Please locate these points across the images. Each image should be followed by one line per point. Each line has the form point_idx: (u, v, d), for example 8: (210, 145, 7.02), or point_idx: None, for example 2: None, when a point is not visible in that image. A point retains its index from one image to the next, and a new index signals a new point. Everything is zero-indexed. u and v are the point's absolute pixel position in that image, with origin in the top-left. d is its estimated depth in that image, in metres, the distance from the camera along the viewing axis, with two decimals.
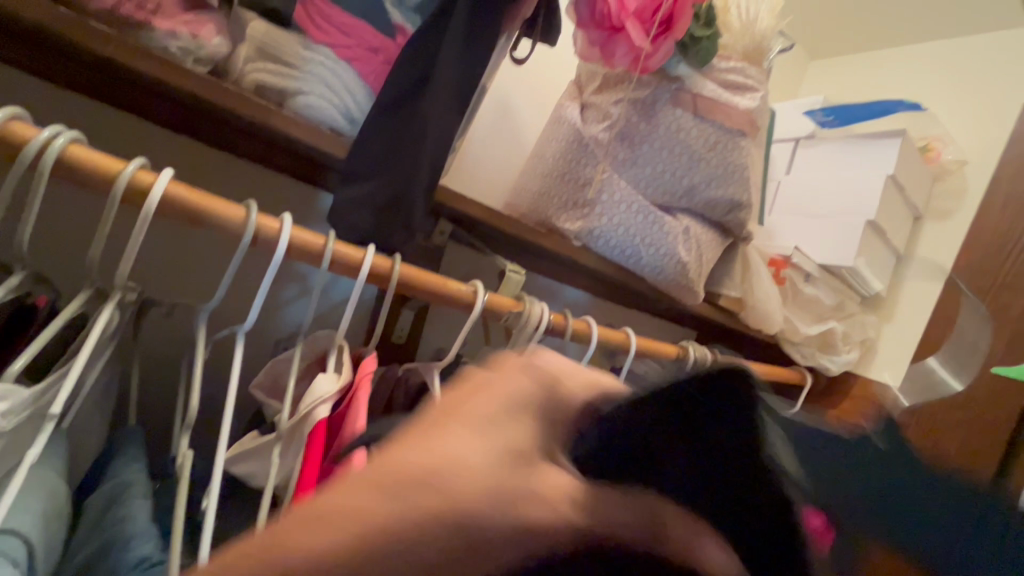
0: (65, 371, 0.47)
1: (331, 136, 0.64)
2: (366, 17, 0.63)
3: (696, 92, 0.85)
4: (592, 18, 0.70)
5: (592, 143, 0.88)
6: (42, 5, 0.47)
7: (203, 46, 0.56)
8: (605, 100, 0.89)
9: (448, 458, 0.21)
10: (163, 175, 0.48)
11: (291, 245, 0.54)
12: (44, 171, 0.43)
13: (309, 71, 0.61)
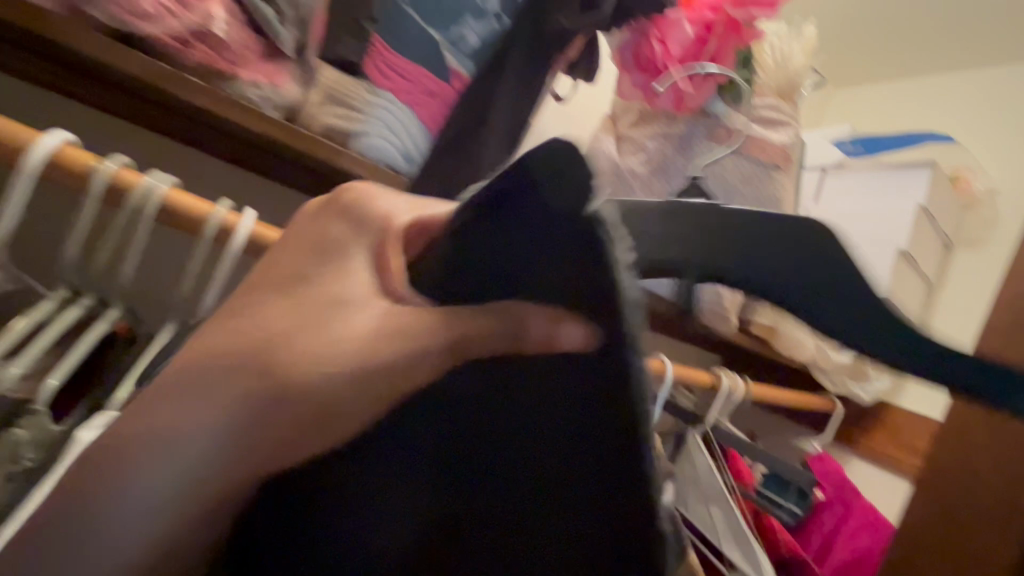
0: None
1: (389, 173, 0.66)
2: (426, 64, 0.68)
3: (731, 127, 0.87)
4: (636, 62, 0.74)
5: (628, 176, 0.90)
6: (142, 61, 0.51)
7: (279, 94, 0.60)
8: (641, 134, 0.92)
9: (178, 429, 0.21)
10: (248, 218, 0.51)
11: None
12: (151, 214, 0.47)
13: (374, 115, 0.65)
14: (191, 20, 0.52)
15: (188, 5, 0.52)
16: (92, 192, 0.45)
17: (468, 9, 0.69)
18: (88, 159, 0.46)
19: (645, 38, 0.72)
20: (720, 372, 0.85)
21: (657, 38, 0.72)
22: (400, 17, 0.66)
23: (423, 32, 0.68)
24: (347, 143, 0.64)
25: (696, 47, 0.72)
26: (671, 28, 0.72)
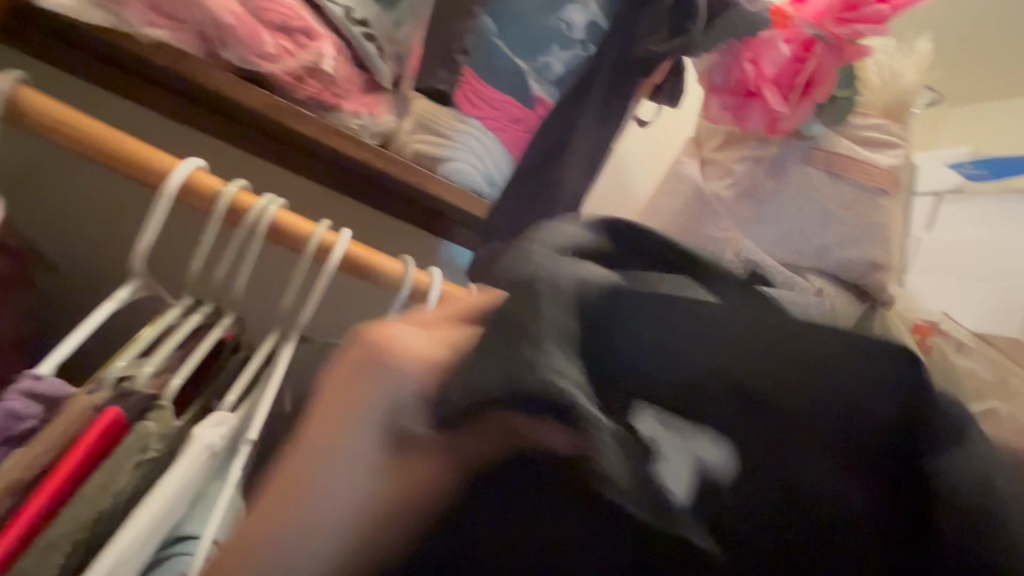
0: (251, 402, 0.54)
1: (472, 196, 0.69)
2: (512, 91, 0.70)
3: (830, 150, 0.82)
4: (726, 84, 0.72)
5: (713, 201, 0.86)
6: (263, 94, 0.58)
7: (377, 122, 0.65)
8: (728, 157, 0.88)
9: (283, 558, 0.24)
10: (344, 236, 0.55)
11: (439, 297, 0.60)
12: (261, 234, 0.52)
13: (460, 141, 0.68)
14: (306, 58, 0.58)
15: (304, 45, 0.58)
16: (216, 213, 0.51)
17: (557, 38, 0.69)
18: (213, 183, 0.51)
19: (736, 60, 0.71)
20: None
21: (749, 59, 0.70)
22: (491, 49, 0.68)
23: (511, 63, 0.69)
24: (436, 168, 0.68)
25: (792, 68, 0.69)
26: (766, 48, 0.69)
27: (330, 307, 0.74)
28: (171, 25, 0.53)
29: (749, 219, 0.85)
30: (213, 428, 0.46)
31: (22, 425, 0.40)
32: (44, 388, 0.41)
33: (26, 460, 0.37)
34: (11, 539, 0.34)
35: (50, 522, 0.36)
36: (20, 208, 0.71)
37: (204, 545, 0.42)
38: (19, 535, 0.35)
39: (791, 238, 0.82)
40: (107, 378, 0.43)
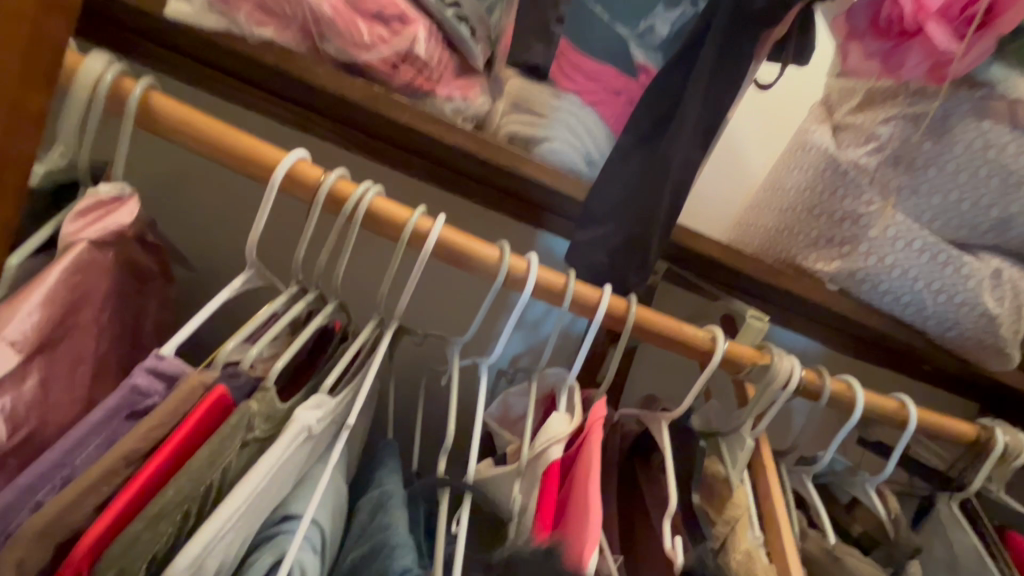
0: (354, 386, 0.55)
1: (569, 178, 0.65)
2: (613, 61, 0.65)
3: (1016, 98, 0.65)
4: (872, 26, 0.61)
5: (851, 170, 0.71)
6: (358, 84, 0.58)
7: (470, 106, 0.63)
8: (870, 118, 0.71)
9: None
10: (439, 223, 0.54)
11: (537, 284, 0.57)
12: (358, 220, 0.52)
13: (555, 119, 0.64)
14: (400, 44, 0.57)
15: (398, 32, 0.57)
16: (317, 201, 0.52)
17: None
18: (314, 172, 0.52)
19: None
20: (991, 424, 0.72)
21: None
22: (589, 17, 0.64)
23: (609, 30, 0.64)
24: (531, 150, 0.65)
25: None
26: None
27: (428, 299, 0.74)
28: (277, 23, 0.55)
29: (901, 190, 0.71)
30: (312, 410, 0.46)
31: (146, 402, 0.43)
32: (166, 366, 0.44)
33: (141, 432, 0.39)
34: (118, 508, 0.36)
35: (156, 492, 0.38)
36: (163, 212, 0.79)
37: (305, 524, 0.44)
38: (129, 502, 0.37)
39: (957, 210, 0.70)
40: (219, 358, 0.46)
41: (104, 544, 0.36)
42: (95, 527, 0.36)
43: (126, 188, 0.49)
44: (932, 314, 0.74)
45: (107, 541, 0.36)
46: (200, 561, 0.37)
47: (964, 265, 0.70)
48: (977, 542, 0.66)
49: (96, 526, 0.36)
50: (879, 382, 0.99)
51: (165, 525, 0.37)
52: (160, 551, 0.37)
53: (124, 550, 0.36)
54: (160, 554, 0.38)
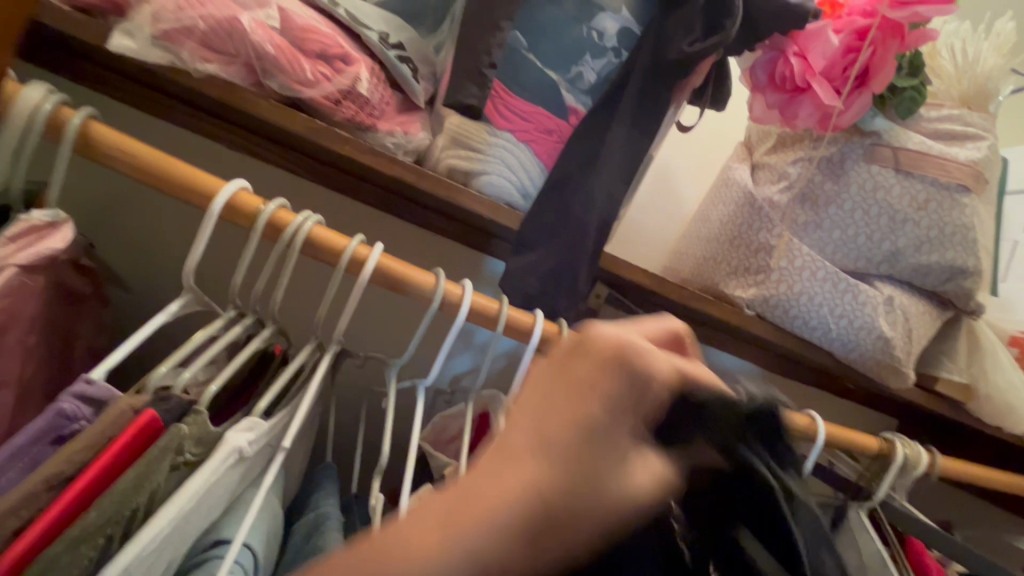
0: (292, 408, 0.56)
1: (504, 209, 0.69)
2: (545, 104, 0.70)
3: (897, 146, 0.74)
4: (771, 82, 0.68)
5: (766, 206, 0.80)
6: (300, 117, 0.61)
7: (411, 141, 0.67)
8: (781, 159, 0.82)
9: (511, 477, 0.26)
10: (375, 250, 0.57)
11: (471, 309, 0.60)
12: (297, 247, 0.54)
13: (493, 155, 0.68)
14: (343, 82, 0.61)
15: (341, 71, 0.61)
16: (256, 229, 0.54)
17: (589, 47, 0.69)
18: (254, 202, 0.54)
19: (780, 55, 0.66)
20: (889, 437, 0.82)
21: (795, 53, 0.65)
22: (522, 62, 0.69)
23: (542, 75, 0.69)
24: (469, 182, 0.69)
25: (845, 58, 0.64)
26: (813, 40, 0.64)
27: (370, 322, 0.76)
28: (221, 59, 0.57)
29: (806, 224, 0.79)
30: (243, 432, 0.47)
31: (72, 426, 0.43)
32: (94, 391, 0.44)
33: (61, 457, 0.39)
34: (45, 524, 0.36)
35: (80, 513, 0.38)
36: (100, 232, 0.78)
37: (236, 547, 0.44)
38: (48, 530, 0.36)
39: (855, 243, 0.77)
40: (150, 383, 0.46)
41: (18, 571, 0.35)
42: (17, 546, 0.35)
43: (60, 215, 0.50)
44: (837, 337, 0.80)
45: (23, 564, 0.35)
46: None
47: (862, 293, 0.78)
48: (879, 547, 0.71)
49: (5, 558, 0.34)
50: (798, 397, 1.08)
51: (87, 549, 0.37)
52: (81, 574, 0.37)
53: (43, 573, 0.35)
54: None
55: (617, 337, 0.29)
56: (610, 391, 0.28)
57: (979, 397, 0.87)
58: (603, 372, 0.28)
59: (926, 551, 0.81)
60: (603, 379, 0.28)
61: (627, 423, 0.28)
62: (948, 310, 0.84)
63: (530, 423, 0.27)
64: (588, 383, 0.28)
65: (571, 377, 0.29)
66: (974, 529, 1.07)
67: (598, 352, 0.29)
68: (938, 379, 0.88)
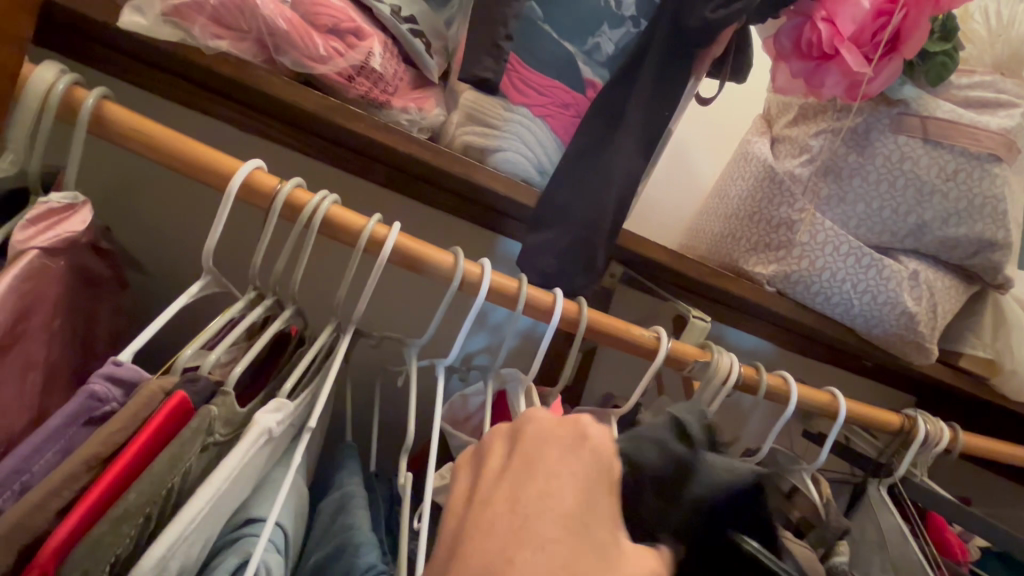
0: (314, 387, 0.56)
1: (521, 187, 0.68)
2: (561, 77, 0.68)
3: (926, 115, 0.72)
4: (796, 49, 0.65)
5: (788, 180, 0.78)
6: (313, 94, 0.59)
7: (426, 117, 0.66)
8: (804, 132, 0.79)
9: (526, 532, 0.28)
10: (394, 230, 0.56)
11: (490, 288, 0.60)
12: (315, 227, 0.54)
13: (509, 130, 0.67)
14: (356, 57, 0.60)
15: (353, 45, 0.60)
16: (274, 210, 0.53)
17: (606, 17, 0.67)
18: (271, 181, 0.54)
19: (807, 20, 0.64)
20: (912, 413, 0.81)
21: (824, 18, 0.62)
22: (537, 34, 0.67)
23: (558, 47, 0.67)
24: (485, 159, 0.68)
25: (876, 22, 0.61)
26: (843, 4, 0.61)
27: (386, 303, 0.76)
28: (232, 35, 0.56)
29: (829, 198, 0.77)
30: (271, 413, 0.47)
31: (103, 408, 0.43)
32: (124, 373, 0.44)
33: (98, 439, 0.38)
34: (85, 508, 0.36)
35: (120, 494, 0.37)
36: (116, 216, 0.78)
37: (268, 526, 0.44)
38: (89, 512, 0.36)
39: (880, 216, 0.76)
40: (177, 365, 0.46)
41: (65, 549, 0.35)
42: (59, 532, 0.34)
43: (79, 197, 0.50)
44: (860, 313, 0.79)
45: (67, 545, 0.35)
46: (164, 563, 0.37)
47: (886, 267, 0.76)
48: (901, 522, 0.71)
49: (51, 541, 0.34)
50: (815, 375, 1.07)
51: (128, 527, 0.36)
52: (122, 556, 0.37)
53: (88, 554, 0.35)
54: (122, 558, 0.37)
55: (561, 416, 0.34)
56: (581, 457, 0.32)
57: (1003, 373, 0.86)
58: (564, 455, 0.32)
59: (947, 527, 0.82)
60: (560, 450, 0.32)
61: (603, 490, 0.31)
62: (974, 284, 0.82)
63: (523, 474, 0.31)
64: (564, 448, 0.32)
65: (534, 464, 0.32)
66: (992, 505, 1.07)
67: (557, 435, 0.33)
68: (960, 354, 0.87)
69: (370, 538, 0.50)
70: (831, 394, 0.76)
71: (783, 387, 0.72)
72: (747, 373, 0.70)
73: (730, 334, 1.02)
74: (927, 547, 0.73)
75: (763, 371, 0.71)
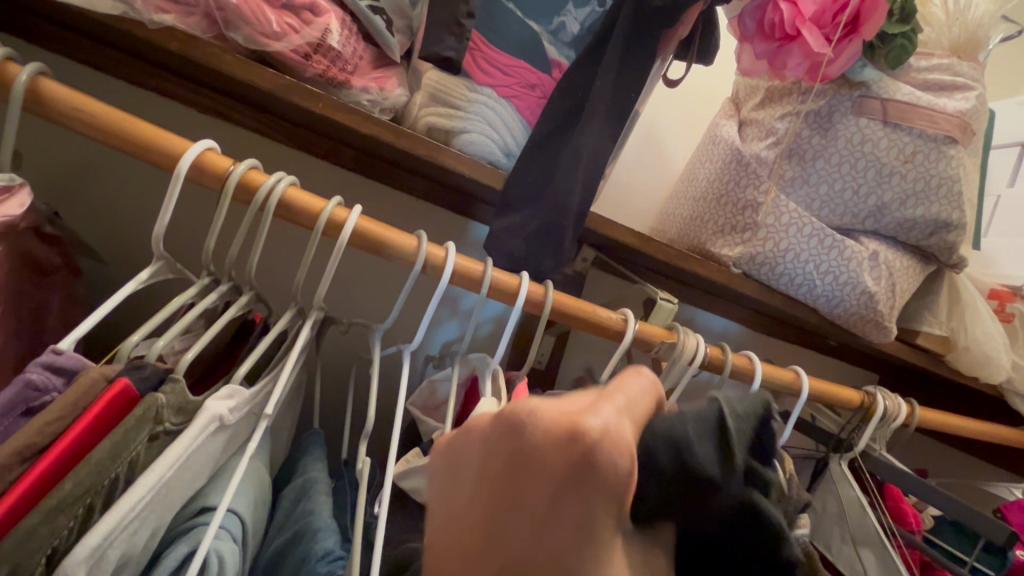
0: (275, 373, 0.55)
1: (487, 169, 0.67)
2: (527, 58, 0.67)
3: (886, 97, 0.73)
4: (759, 30, 0.66)
5: (753, 163, 0.79)
6: (268, 73, 0.57)
7: (387, 97, 0.64)
8: (769, 114, 0.80)
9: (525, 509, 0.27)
10: (353, 212, 0.55)
11: (454, 272, 0.59)
12: (270, 210, 0.52)
13: (473, 112, 0.66)
14: (312, 34, 0.58)
15: (309, 22, 0.58)
16: (226, 191, 0.51)
17: None
18: (222, 163, 0.52)
19: (770, 1, 0.64)
20: (871, 390, 0.83)
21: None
22: (501, 13, 0.66)
23: (523, 27, 0.67)
24: (450, 141, 0.67)
25: (836, 3, 0.62)
26: None
27: (353, 289, 0.75)
28: (180, 9, 0.54)
29: (793, 180, 0.78)
30: (223, 400, 0.46)
31: (43, 398, 0.42)
32: (63, 361, 0.42)
33: (34, 429, 0.37)
34: (14, 502, 0.34)
35: (57, 483, 0.36)
36: (68, 200, 0.75)
37: (220, 514, 0.43)
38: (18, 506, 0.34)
39: (841, 198, 0.77)
40: (122, 352, 0.45)
41: None
42: None
43: (16, 177, 0.47)
44: (821, 293, 0.81)
45: None
46: (101, 552, 0.36)
47: (847, 248, 0.78)
48: (859, 495, 0.74)
49: None
50: (782, 355, 1.10)
51: (65, 518, 0.35)
52: (60, 547, 0.36)
53: (17, 545, 0.33)
54: (60, 549, 0.36)
55: (567, 417, 0.27)
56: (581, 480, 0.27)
57: (958, 349, 0.89)
58: (546, 485, 0.27)
59: (902, 498, 0.85)
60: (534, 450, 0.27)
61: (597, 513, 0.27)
62: (931, 264, 0.84)
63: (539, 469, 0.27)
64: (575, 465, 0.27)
65: (509, 458, 0.28)
66: (948, 478, 1.11)
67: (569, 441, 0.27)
68: (917, 332, 0.90)
69: (331, 524, 0.49)
70: (795, 372, 0.77)
71: (747, 366, 0.73)
72: (713, 354, 0.71)
73: (700, 316, 1.04)
74: (880, 517, 0.75)
75: (728, 351, 0.72)
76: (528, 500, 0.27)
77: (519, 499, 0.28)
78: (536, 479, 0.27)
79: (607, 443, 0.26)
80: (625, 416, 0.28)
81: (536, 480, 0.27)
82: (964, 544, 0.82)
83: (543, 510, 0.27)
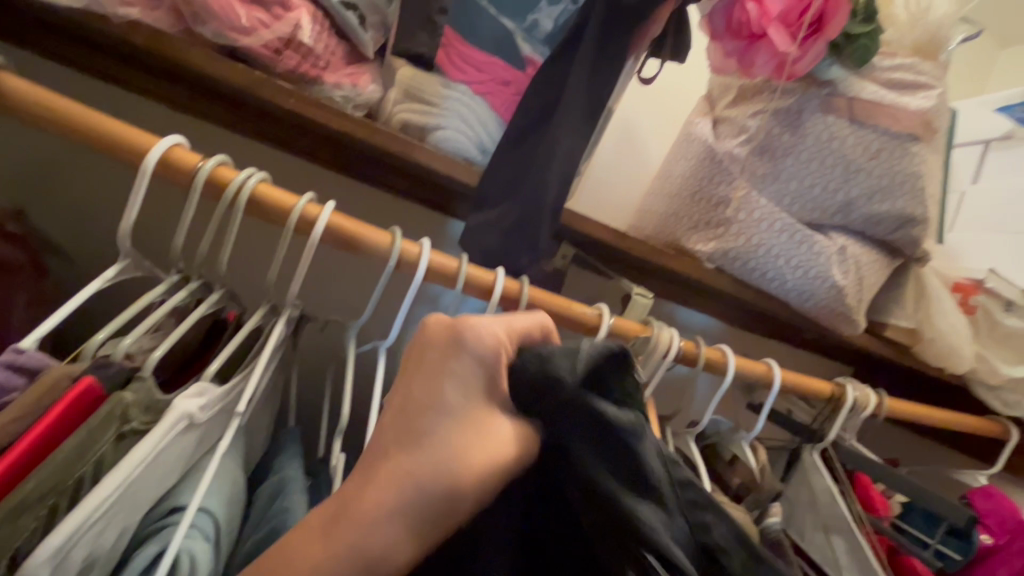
0: (248, 371, 0.55)
1: (461, 165, 0.67)
2: (500, 54, 0.68)
3: (852, 95, 0.75)
4: (728, 29, 0.67)
5: (726, 159, 0.80)
6: (240, 69, 0.57)
7: (361, 94, 0.64)
8: (741, 113, 0.81)
9: (437, 397, 0.30)
10: (326, 209, 0.54)
11: (430, 268, 0.59)
12: (241, 207, 0.52)
13: (447, 108, 0.66)
14: (282, 29, 0.57)
15: (280, 17, 0.57)
16: (195, 187, 0.50)
17: None
18: (191, 159, 0.51)
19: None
20: (842, 381, 0.85)
21: None
22: (475, 9, 0.66)
23: (496, 23, 0.67)
24: (424, 138, 0.67)
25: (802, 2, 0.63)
26: None
27: (329, 286, 0.75)
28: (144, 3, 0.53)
29: (764, 176, 0.80)
30: (192, 398, 0.46)
31: (4, 398, 0.41)
32: (25, 360, 0.42)
33: None
34: None
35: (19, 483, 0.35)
36: (36, 200, 0.73)
37: (191, 512, 0.43)
38: None
39: (810, 193, 0.79)
40: (88, 350, 0.44)
41: None
42: None
43: None
44: (792, 287, 0.82)
45: None
46: (66, 552, 0.35)
47: (816, 242, 0.79)
48: (829, 483, 0.76)
49: None
50: (758, 348, 1.12)
51: (28, 519, 0.35)
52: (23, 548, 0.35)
53: None
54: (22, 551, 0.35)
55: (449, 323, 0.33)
56: (475, 365, 0.32)
57: (924, 341, 0.92)
58: (441, 369, 0.31)
59: (872, 486, 0.87)
60: (450, 363, 0.31)
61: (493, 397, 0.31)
62: (898, 258, 0.87)
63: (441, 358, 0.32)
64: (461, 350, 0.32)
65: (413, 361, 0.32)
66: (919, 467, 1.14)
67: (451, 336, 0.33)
68: (886, 325, 0.92)
69: (305, 522, 0.49)
70: (769, 364, 0.79)
71: (721, 360, 0.75)
72: (688, 348, 0.72)
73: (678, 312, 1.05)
74: (849, 503, 0.77)
75: (702, 345, 0.73)
76: (433, 386, 0.30)
77: (432, 389, 0.30)
78: (434, 365, 0.31)
79: (485, 334, 0.33)
80: (509, 327, 0.35)
81: (434, 365, 0.31)
82: (931, 529, 0.85)
83: (452, 392, 0.30)
